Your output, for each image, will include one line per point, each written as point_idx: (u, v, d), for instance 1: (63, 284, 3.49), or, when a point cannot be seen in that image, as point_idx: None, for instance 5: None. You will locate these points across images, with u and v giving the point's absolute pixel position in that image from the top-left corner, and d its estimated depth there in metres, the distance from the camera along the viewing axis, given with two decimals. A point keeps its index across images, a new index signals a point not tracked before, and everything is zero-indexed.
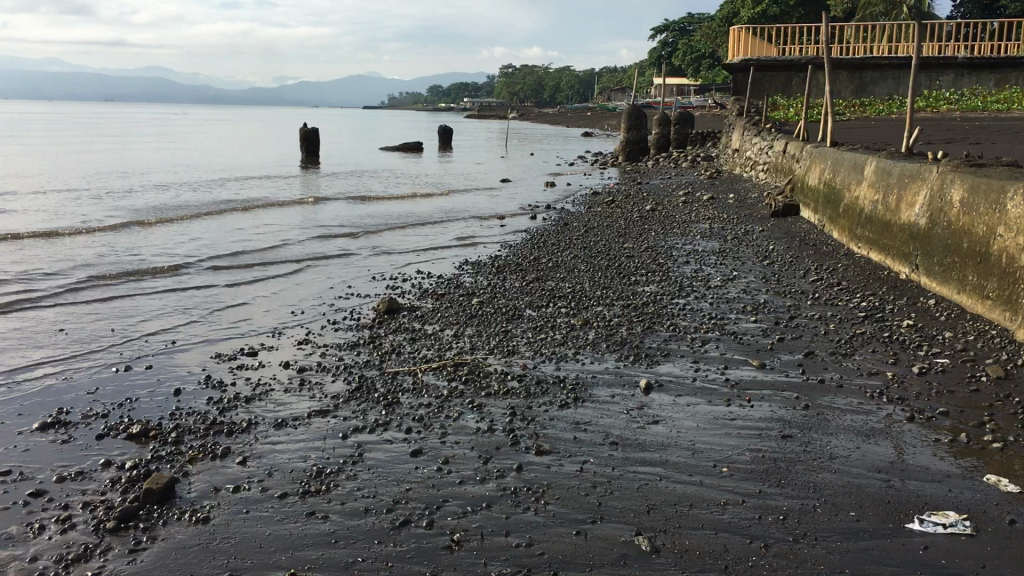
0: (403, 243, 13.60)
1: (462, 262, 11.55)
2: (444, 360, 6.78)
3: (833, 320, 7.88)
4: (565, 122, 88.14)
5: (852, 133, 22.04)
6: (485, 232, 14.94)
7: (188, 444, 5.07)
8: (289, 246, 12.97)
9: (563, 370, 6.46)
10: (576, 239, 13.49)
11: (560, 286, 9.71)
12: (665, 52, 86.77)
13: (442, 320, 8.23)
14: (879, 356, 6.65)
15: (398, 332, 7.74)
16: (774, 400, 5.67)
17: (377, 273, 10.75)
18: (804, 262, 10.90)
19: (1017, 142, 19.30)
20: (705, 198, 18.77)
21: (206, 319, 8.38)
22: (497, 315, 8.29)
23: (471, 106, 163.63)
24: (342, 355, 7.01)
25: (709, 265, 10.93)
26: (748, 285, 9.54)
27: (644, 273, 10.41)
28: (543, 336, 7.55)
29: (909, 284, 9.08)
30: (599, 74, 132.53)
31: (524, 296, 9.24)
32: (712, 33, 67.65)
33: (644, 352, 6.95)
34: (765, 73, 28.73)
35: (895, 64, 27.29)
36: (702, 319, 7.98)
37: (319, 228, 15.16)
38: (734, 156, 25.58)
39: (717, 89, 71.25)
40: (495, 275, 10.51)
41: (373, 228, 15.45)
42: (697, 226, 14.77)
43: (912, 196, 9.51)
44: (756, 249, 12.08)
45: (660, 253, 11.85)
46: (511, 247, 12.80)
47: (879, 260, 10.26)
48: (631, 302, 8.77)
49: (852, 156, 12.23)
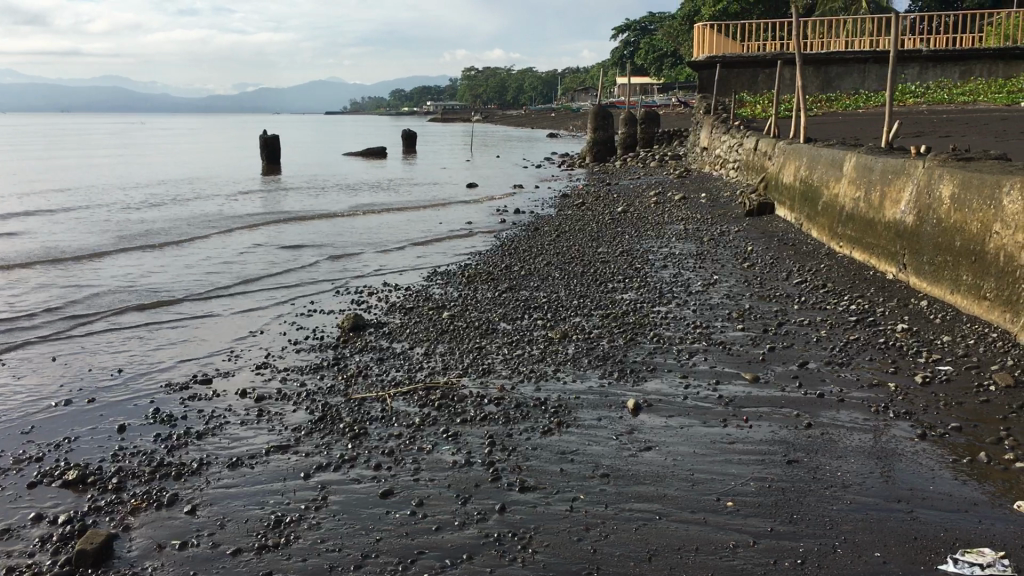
0: (368, 255, 13.09)
1: (431, 272, 11.07)
2: (415, 382, 6.29)
3: (823, 325, 7.50)
4: (530, 124, 87.86)
5: (821, 129, 21.81)
6: (453, 240, 14.46)
7: (130, 493, 4.57)
8: (249, 265, 12.42)
9: (544, 391, 5.99)
10: (548, 244, 13.06)
11: (535, 295, 9.26)
12: (628, 51, 86.69)
13: (411, 337, 7.73)
14: (878, 365, 6.26)
15: (364, 352, 7.25)
16: (772, 418, 5.25)
17: (341, 288, 10.22)
18: (785, 263, 10.55)
19: (987, 134, 19.16)
20: (677, 198, 18.41)
21: (157, 347, 7.85)
22: (470, 330, 7.82)
23: (434, 110, 163.03)
24: (304, 380, 6.51)
25: (688, 269, 10.54)
26: (729, 290, 9.16)
27: (622, 279, 9.99)
28: (519, 352, 7.08)
29: (897, 285, 8.72)
30: (562, 76, 132.49)
31: (498, 307, 8.77)
32: (674, 32, 67.71)
33: (628, 367, 6.51)
34: (731, 70, 28.52)
35: (860, 59, 27.18)
36: (686, 329, 7.57)
37: (282, 244, 14.62)
38: (703, 154, 25.31)
39: (681, 88, 71.24)
40: (466, 286, 10.03)
41: (337, 242, 14.94)
42: (671, 227, 14.41)
43: (896, 193, 9.17)
44: (735, 251, 11.72)
45: (636, 258, 11.45)
46: (481, 255, 12.34)
47: (863, 259, 9.92)
48: (610, 311, 8.33)
49: (829, 152, 11.90)
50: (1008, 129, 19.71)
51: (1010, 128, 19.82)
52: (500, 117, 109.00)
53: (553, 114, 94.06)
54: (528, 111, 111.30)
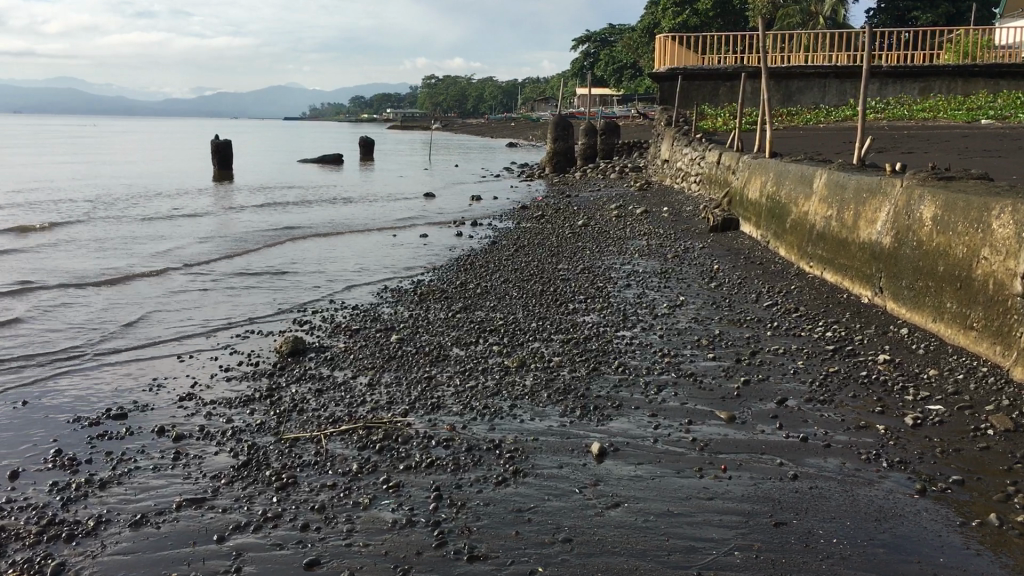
0: (315, 269, 12.41)
1: (381, 289, 10.41)
2: (356, 419, 5.63)
3: (801, 355, 6.99)
4: (490, 133, 87.34)
5: (783, 143, 21.52)
6: (407, 254, 13.80)
7: (9, 561, 3.90)
8: (186, 278, 11.68)
9: (497, 431, 5.37)
10: (507, 260, 12.46)
11: (492, 317, 8.66)
12: (587, 62, 86.50)
13: (355, 363, 7.08)
14: (862, 403, 5.75)
15: (303, 380, 6.59)
16: (754, 468, 4.69)
17: (284, 307, 9.52)
18: (754, 284, 10.06)
19: (951, 152, 18.96)
20: (638, 212, 17.94)
21: (73, 371, 7.11)
22: (420, 357, 7.20)
23: (392, 117, 161.94)
24: (232, 415, 5.83)
25: (652, 288, 10.00)
26: (697, 313, 8.64)
27: (583, 300, 9.42)
28: (472, 383, 6.45)
29: (874, 310, 8.26)
30: (522, 85, 132.40)
31: (451, 330, 8.15)
32: (634, 44, 67.71)
33: (592, 403, 5.92)
34: (692, 82, 28.21)
35: (820, 74, 27.03)
36: (654, 358, 7.01)
37: (226, 258, 13.87)
38: (664, 167, 24.95)
39: (640, 100, 71.18)
40: (417, 305, 9.40)
41: (284, 255, 14.21)
42: (633, 243, 13.91)
43: (872, 212, 8.73)
44: (700, 269, 11.23)
45: (599, 276, 10.91)
46: (436, 271, 11.72)
47: (835, 281, 9.47)
48: (572, 336, 7.75)
49: (798, 167, 11.47)
50: (970, 146, 19.53)
51: (972, 146, 19.64)
52: (459, 126, 108.29)
53: (513, 124, 93.60)
54: (488, 120, 110.73)
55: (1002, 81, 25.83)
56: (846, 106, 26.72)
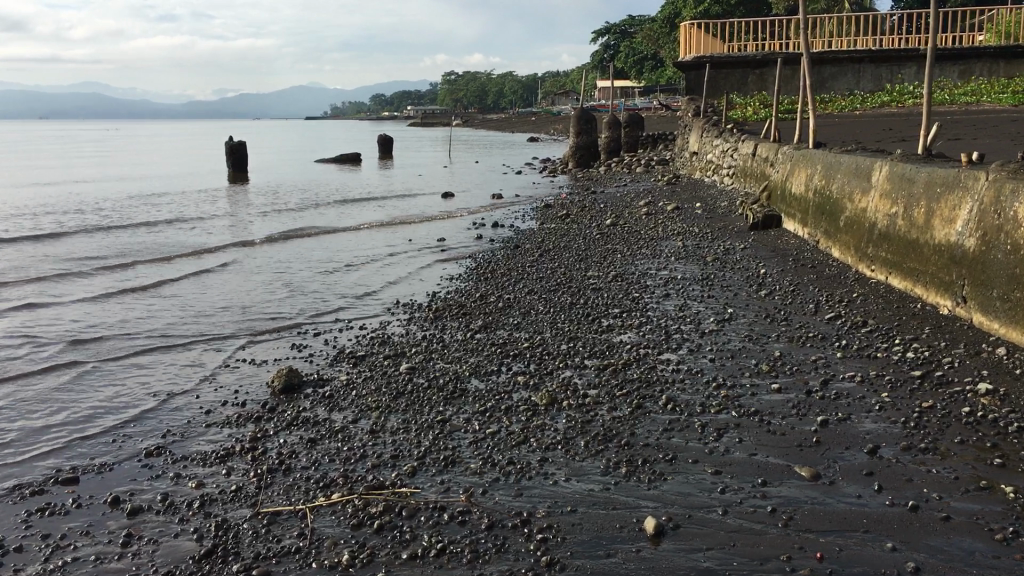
0: (319, 277, 11.43)
1: (393, 304, 9.39)
2: (353, 484, 4.60)
3: (884, 385, 5.89)
4: (510, 128, 86.25)
5: (819, 129, 20.31)
6: (421, 259, 12.82)
7: None
8: (179, 291, 10.76)
9: (524, 499, 4.34)
10: (531, 266, 11.43)
11: (514, 338, 7.63)
12: (607, 53, 84.93)
13: (357, 402, 6.06)
14: (975, 453, 4.66)
15: (294, 426, 5.58)
16: (857, 555, 3.64)
17: (283, 327, 8.51)
18: (809, 291, 8.96)
19: (1003, 137, 17.66)
20: (669, 209, 16.81)
21: (28, 411, 6.17)
22: (432, 391, 6.18)
23: (412, 114, 161.16)
24: (204, 477, 4.84)
25: (694, 299, 8.92)
26: (751, 330, 7.55)
27: (617, 314, 8.38)
28: (494, 428, 5.40)
29: (956, 323, 7.16)
30: (542, 80, 131.14)
31: (469, 356, 7.11)
32: (654, 34, 66.45)
33: (639, 455, 4.86)
34: (719, 71, 26.95)
35: (854, 58, 25.73)
36: (708, 390, 5.95)
37: (228, 265, 12.96)
38: (693, 159, 23.81)
39: (661, 91, 69.77)
40: (432, 324, 8.38)
41: (290, 261, 13.27)
42: (666, 244, 12.81)
43: (950, 210, 7.60)
44: (746, 274, 10.13)
45: (633, 284, 9.84)
46: (453, 281, 10.69)
47: (904, 287, 8.35)
48: (607, 362, 6.68)
49: (852, 159, 10.34)
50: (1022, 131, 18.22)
51: (1022, 130, 18.35)
52: (479, 122, 107.24)
53: (534, 118, 92.33)
54: (509, 115, 109.43)
55: None
56: (882, 91, 25.40)
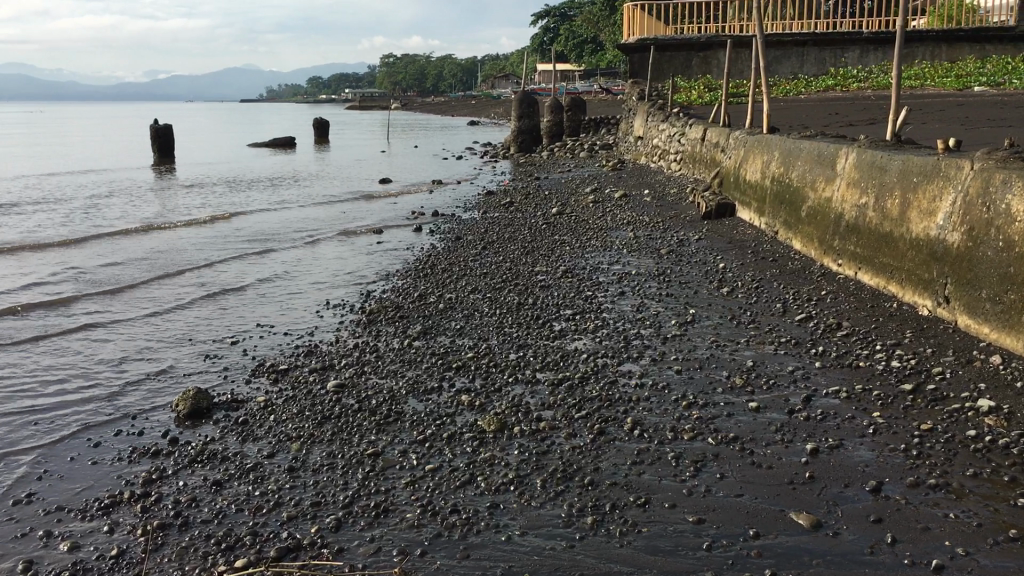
0: (241, 275, 10.48)
1: (322, 306, 8.52)
2: (263, 549, 3.78)
3: (873, 403, 5.24)
4: (451, 112, 85.02)
5: (765, 113, 19.79)
6: (353, 254, 11.93)
7: None
8: (81, 292, 9.74)
9: (469, 566, 3.58)
10: (474, 260, 10.63)
11: (457, 346, 6.85)
12: (547, 37, 84.05)
13: (276, 429, 5.22)
14: (992, 490, 3.99)
15: (196, 463, 4.74)
16: None
17: (200, 334, 7.61)
18: (773, 288, 8.34)
19: (952, 122, 17.33)
20: (616, 196, 16.11)
21: None
22: (362, 415, 5.37)
23: (350, 97, 158.65)
24: (80, 537, 4.00)
25: (651, 298, 8.24)
26: (717, 336, 6.88)
27: (569, 316, 7.65)
28: (433, 464, 4.61)
29: (938, 326, 6.58)
30: (482, 64, 129.88)
31: (406, 370, 6.31)
32: (597, 17, 65.84)
33: (605, 498, 4.12)
34: (663, 54, 26.35)
35: (798, 42, 25.32)
36: (677, 410, 5.24)
37: (141, 259, 11.92)
38: (638, 144, 23.20)
39: (603, 74, 69.30)
40: (365, 330, 7.55)
41: (210, 257, 12.27)
42: (616, 235, 12.14)
43: (928, 201, 7.01)
44: (704, 268, 9.49)
45: (585, 281, 9.12)
46: (388, 279, 9.84)
47: (876, 285, 7.77)
48: (562, 376, 5.94)
49: (814, 145, 9.73)
50: (969, 117, 17.81)
51: (971, 115, 17.97)
52: (419, 107, 105.68)
53: (474, 102, 91.22)
54: (448, 99, 108.17)
55: (987, 46, 24.03)
56: (826, 75, 25.04)
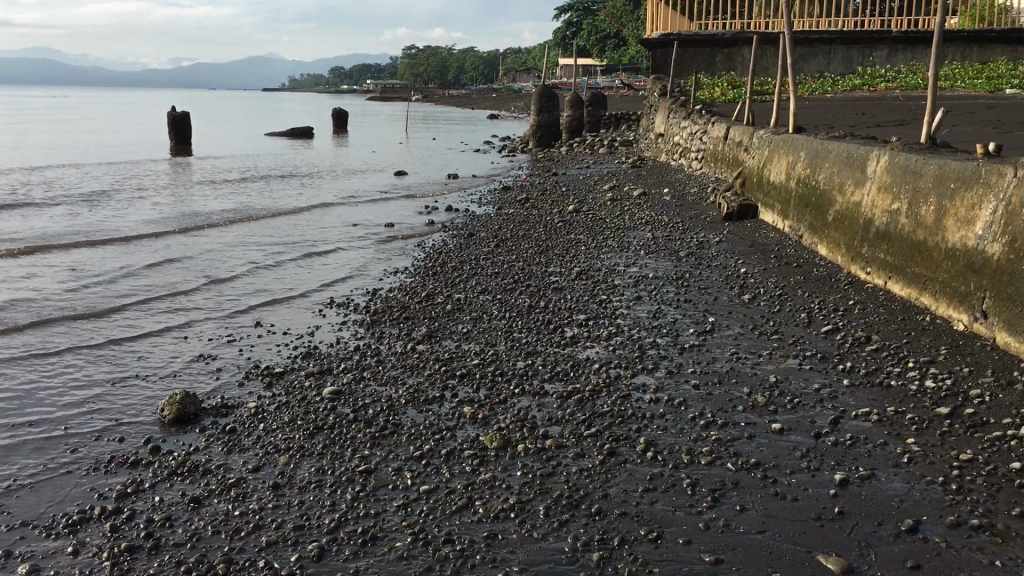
0: (245, 270, 10.19)
1: (326, 304, 8.19)
2: None
3: (907, 428, 4.84)
4: (472, 104, 84.63)
5: (790, 112, 19.30)
6: (362, 249, 11.62)
7: None
8: (80, 285, 9.49)
9: None
10: (486, 259, 10.30)
11: (464, 352, 6.49)
12: (570, 31, 83.48)
13: (264, 440, 4.88)
14: None
15: (177, 477, 4.42)
16: None
17: (196, 332, 7.29)
18: (798, 297, 7.95)
19: (984, 125, 16.76)
20: (635, 195, 15.73)
21: None
22: (357, 426, 5.03)
23: (371, 87, 158.51)
24: (42, 559, 3.69)
25: (669, 304, 7.87)
26: (738, 347, 6.50)
27: (582, 321, 7.28)
28: (429, 486, 4.25)
29: (976, 342, 6.17)
30: (504, 58, 129.46)
31: (408, 377, 5.96)
32: (620, 12, 65.24)
33: (614, 531, 3.76)
34: (686, 50, 25.83)
35: (825, 40, 24.73)
36: (693, 430, 4.87)
37: (146, 250, 11.68)
38: (658, 142, 22.79)
39: (625, 70, 68.69)
40: (368, 331, 7.20)
41: (216, 248, 12.01)
42: (634, 235, 11.75)
43: (968, 209, 6.58)
44: (724, 273, 9.10)
45: (600, 283, 8.75)
46: (397, 277, 9.50)
47: (907, 296, 7.36)
48: (572, 388, 5.58)
49: (843, 147, 9.31)
50: (1001, 120, 17.25)
51: (1002, 118, 17.41)
52: (439, 98, 105.38)
53: (495, 95, 90.82)
54: (468, 92, 107.73)
55: (1020, 47, 23.37)
56: (853, 74, 24.47)
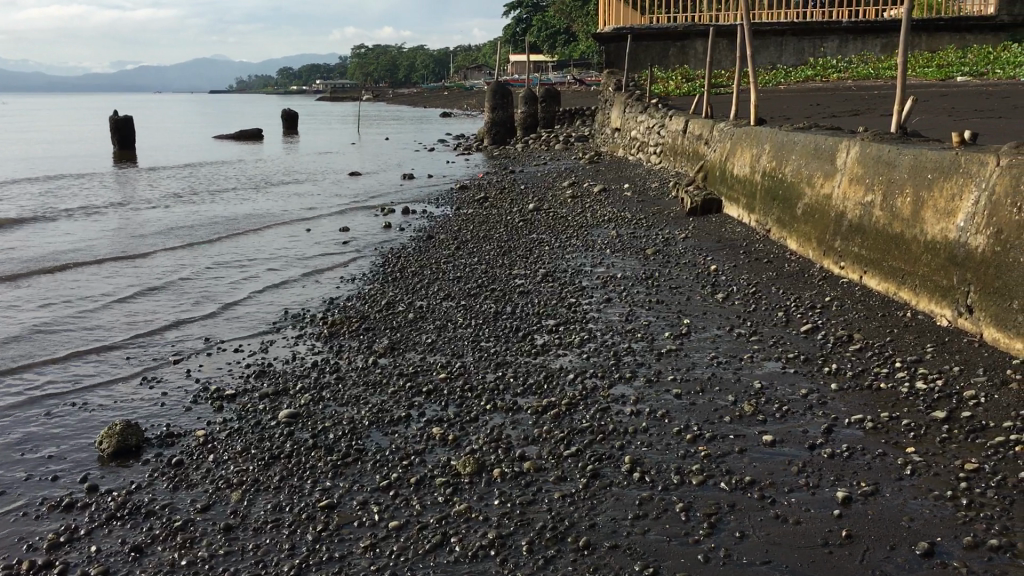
0: (194, 282, 9.74)
1: (281, 318, 7.75)
2: None
3: (904, 435, 4.56)
4: (424, 103, 83.96)
5: (746, 104, 19.14)
6: (316, 256, 11.19)
7: None
8: (18, 304, 8.96)
9: None
10: (446, 262, 9.91)
11: (428, 365, 6.11)
12: (519, 28, 83.13)
13: (215, 476, 4.47)
14: None
15: (117, 524, 4.02)
16: None
17: (141, 353, 6.84)
18: (773, 294, 7.68)
19: (939, 113, 16.68)
20: (595, 191, 15.46)
21: None
22: (316, 454, 4.64)
23: (321, 88, 156.82)
24: None
25: (640, 306, 7.56)
26: (717, 351, 6.21)
27: (552, 327, 6.92)
28: (398, 522, 3.87)
29: (961, 338, 5.91)
30: (455, 56, 128.80)
31: (370, 395, 5.56)
32: (570, 7, 65.02)
33: (603, 568, 3.43)
34: (640, 44, 25.59)
35: (777, 31, 24.63)
36: (680, 445, 4.55)
37: (89, 264, 11.16)
38: (615, 136, 22.55)
39: (577, 65, 68.50)
40: (326, 346, 6.78)
41: (163, 259, 11.52)
42: (598, 234, 11.45)
43: (947, 200, 6.34)
44: (694, 271, 8.83)
45: (567, 286, 8.41)
46: (354, 284, 9.08)
47: (885, 290, 7.12)
48: (546, 403, 5.23)
49: (811, 138, 9.06)
50: (955, 108, 17.22)
51: (957, 106, 17.35)
52: (390, 97, 104.52)
53: (447, 94, 90.18)
54: (420, 90, 106.97)
55: (967, 35, 23.42)
56: (805, 65, 24.41)
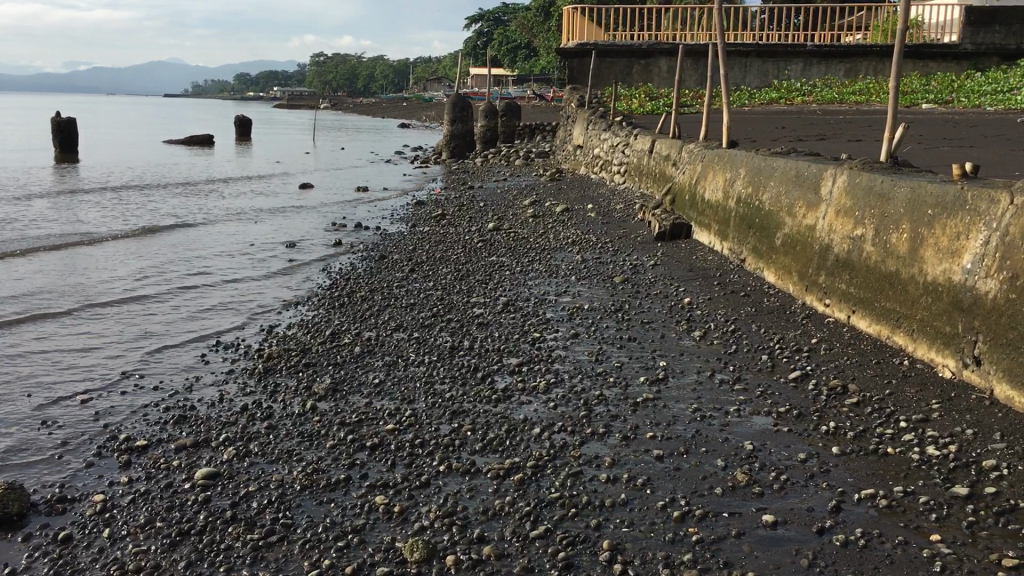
0: (122, 304, 8.91)
1: (210, 350, 6.93)
2: None
3: (924, 516, 3.93)
4: (383, 113, 82.96)
5: (712, 126, 18.68)
6: (260, 277, 10.39)
7: None
8: None
9: None
10: (399, 287, 9.16)
11: (374, 412, 5.36)
12: (479, 42, 82.52)
13: (105, 559, 3.68)
14: None
15: None
16: None
17: (48, 392, 6.01)
18: (755, 334, 7.07)
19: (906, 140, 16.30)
20: (557, 211, 14.82)
21: None
22: (234, 530, 3.87)
23: (278, 94, 154.84)
24: None
25: (610, 344, 6.89)
26: (699, 401, 5.55)
27: (513, 368, 6.21)
28: None
29: (967, 394, 5.32)
30: (415, 67, 127.96)
31: (305, 450, 4.80)
32: (532, 23, 64.52)
33: None
34: (603, 60, 25.10)
35: (740, 53, 24.28)
36: (666, 526, 3.87)
37: (12, 282, 10.24)
38: (577, 154, 21.97)
39: (537, 80, 68.03)
40: (259, 384, 6.00)
41: (93, 276, 10.66)
42: (562, 258, 10.79)
43: (950, 238, 5.76)
44: (667, 304, 8.20)
45: (529, 318, 7.71)
46: (297, 311, 8.29)
47: (878, 334, 6.53)
48: (508, 465, 4.52)
49: (792, 164, 8.49)
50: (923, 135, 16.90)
51: (923, 134, 17.03)
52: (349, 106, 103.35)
53: (405, 105, 89.20)
54: (378, 100, 105.80)
55: (930, 63, 23.23)
56: (768, 87, 24.07)
